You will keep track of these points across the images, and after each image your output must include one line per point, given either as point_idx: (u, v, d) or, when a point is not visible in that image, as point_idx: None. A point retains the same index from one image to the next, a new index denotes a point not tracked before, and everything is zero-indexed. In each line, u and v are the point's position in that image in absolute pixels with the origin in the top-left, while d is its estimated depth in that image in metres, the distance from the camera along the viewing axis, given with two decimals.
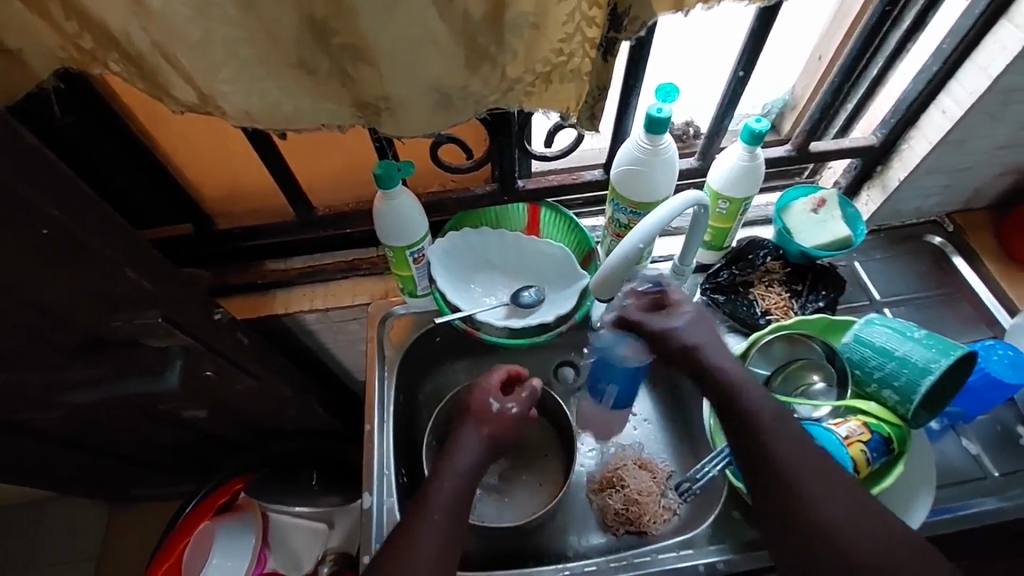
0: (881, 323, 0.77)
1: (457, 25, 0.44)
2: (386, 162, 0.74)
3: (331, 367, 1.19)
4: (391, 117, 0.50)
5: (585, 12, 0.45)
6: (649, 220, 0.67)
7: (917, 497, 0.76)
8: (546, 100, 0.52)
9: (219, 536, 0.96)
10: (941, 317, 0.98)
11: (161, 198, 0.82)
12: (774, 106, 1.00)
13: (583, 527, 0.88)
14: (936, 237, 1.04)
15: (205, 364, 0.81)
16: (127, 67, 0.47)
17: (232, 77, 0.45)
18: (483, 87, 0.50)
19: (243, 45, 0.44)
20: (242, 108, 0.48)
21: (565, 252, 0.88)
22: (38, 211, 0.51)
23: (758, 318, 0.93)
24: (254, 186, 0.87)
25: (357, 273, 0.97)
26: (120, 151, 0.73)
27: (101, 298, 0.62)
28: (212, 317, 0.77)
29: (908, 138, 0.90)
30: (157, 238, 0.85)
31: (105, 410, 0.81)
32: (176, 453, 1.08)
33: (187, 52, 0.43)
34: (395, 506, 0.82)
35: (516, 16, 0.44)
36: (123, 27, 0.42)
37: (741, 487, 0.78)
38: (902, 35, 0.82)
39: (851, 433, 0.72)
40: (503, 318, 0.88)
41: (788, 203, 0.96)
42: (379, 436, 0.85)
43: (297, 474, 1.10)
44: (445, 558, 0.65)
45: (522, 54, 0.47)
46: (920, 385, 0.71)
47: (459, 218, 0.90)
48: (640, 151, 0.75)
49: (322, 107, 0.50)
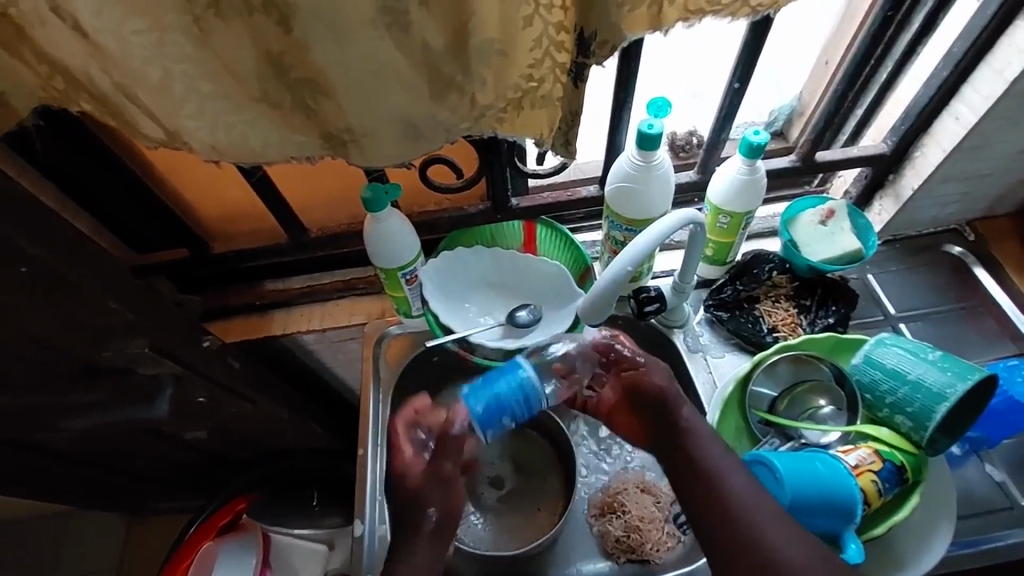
0: (894, 344, 0.73)
1: (417, 55, 0.43)
2: (374, 186, 0.73)
3: (332, 387, 1.18)
4: (357, 147, 0.49)
5: (553, 36, 0.44)
6: (645, 236, 0.64)
7: (938, 530, 0.71)
8: (520, 128, 0.50)
9: (220, 558, 0.94)
10: (962, 333, 0.94)
11: (156, 225, 0.82)
12: (782, 112, 0.95)
13: (585, 554, 0.85)
14: (955, 246, 0.99)
15: (197, 390, 0.81)
16: (98, 107, 0.46)
17: (196, 114, 0.46)
18: (451, 116, 0.48)
19: (202, 81, 0.44)
20: (208, 143, 0.48)
21: (561, 270, 0.85)
22: (19, 250, 0.52)
23: (764, 335, 0.90)
24: (246, 210, 0.86)
25: (353, 292, 0.96)
26: (111, 183, 0.73)
27: (89, 331, 0.62)
28: (200, 344, 0.78)
29: (921, 145, 0.85)
30: (154, 264, 0.85)
31: (105, 440, 0.81)
32: (182, 476, 1.08)
33: (148, 91, 0.43)
34: (388, 533, 0.80)
35: (481, 42, 0.43)
36: (83, 68, 0.42)
37: None
38: (911, 38, 0.77)
39: (861, 461, 0.68)
40: (499, 339, 0.84)
41: (795, 215, 0.92)
42: (372, 461, 0.84)
43: (301, 494, 1.10)
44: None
45: (491, 82, 0.46)
46: (934, 412, 0.67)
47: (451, 238, 0.89)
48: (632, 167, 0.73)
49: (290, 140, 0.50)
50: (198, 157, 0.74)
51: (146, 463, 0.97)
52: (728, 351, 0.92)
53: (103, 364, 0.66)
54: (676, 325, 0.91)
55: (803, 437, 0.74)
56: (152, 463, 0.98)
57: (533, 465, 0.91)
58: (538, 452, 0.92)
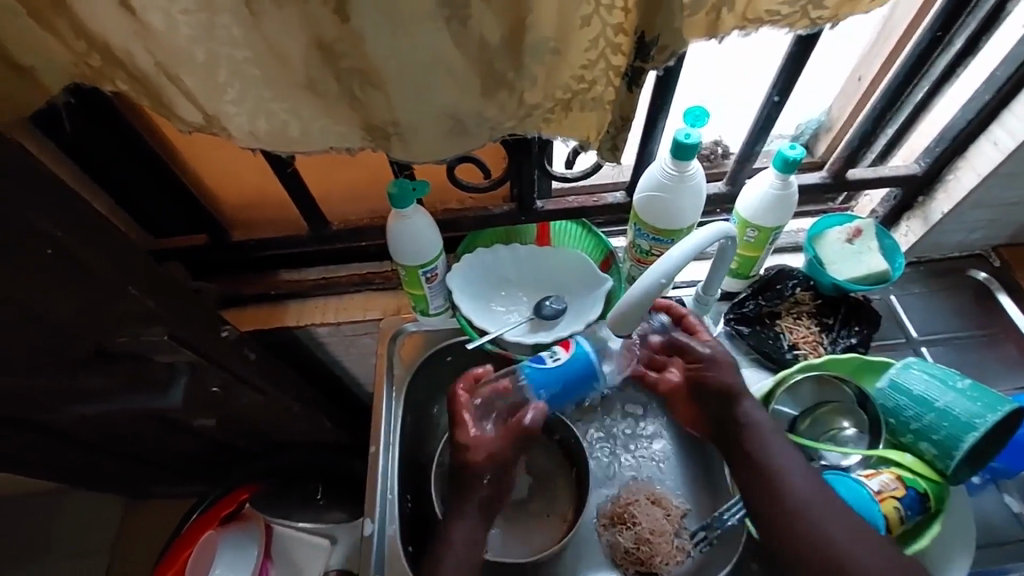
0: (918, 368, 0.72)
1: (473, 51, 0.44)
2: (400, 182, 0.72)
3: (341, 380, 1.17)
4: (400, 141, 0.50)
5: (610, 38, 0.44)
6: (678, 250, 0.62)
7: (955, 560, 0.70)
8: (566, 128, 0.51)
9: (222, 546, 0.94)
10: (983, 359, 0.93)
11: (174, 209, 0.81)
12: (808, 126, 0.93)
13: (593, 564, 0.84)
14: (980, 272, 0.98)
15: (211, 379, 0.80)
16: (134, 86, 0.46)
17: (238, 99, 0.46)
18: (500, 113, 0.49)
19: (249, 65, 0.44)
20: (247, 129, 0.48)
21: (583, 257, 0.87)
22: (42, 230, 0.51)
23: (785, 352, 0.89)
24: (268, 200, 0.85)
25: (369, 287, 0.94)
26: (136, 166, 0.72)
27: (108, 316, 0.61)
28: (218, 334, 0.78)
29: (955, 168, 0.84)
30: (167, 249, 0.84)
31: (114, 425, 0.80)
32: (185, 463, 1.06)
33: (192, 72, 0.43)
34: (398, 534, 0.79)
35: (536, 40, 0.43)
36: (125, 45, 0.42)
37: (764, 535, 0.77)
38: (952, 58, 0.77)
39: (884, 487, 0.67)
40: (527, 334, 0.84)
41: (822, 231, 0.91)
42: (384, 458, 0.83)
43: (304, 488, 1.07)
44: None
45: (541, 81, 0.47)
46: (963, 441, 0.66)
47: (472, 237, 0.89)
48: (665, 176, 0.72)
49: (331, 130, 0.50)
50: (237, 147, 0.74)
51: (151, 449, 0.96)
52: (747, 367, 0.90)
53: (117, 350, 0.65)
54: None
55: (823, 459, 0.73)
56: (157, 450, 0.97)
57: (543, 469, 0.91)
58: (548, 458, 0.92)
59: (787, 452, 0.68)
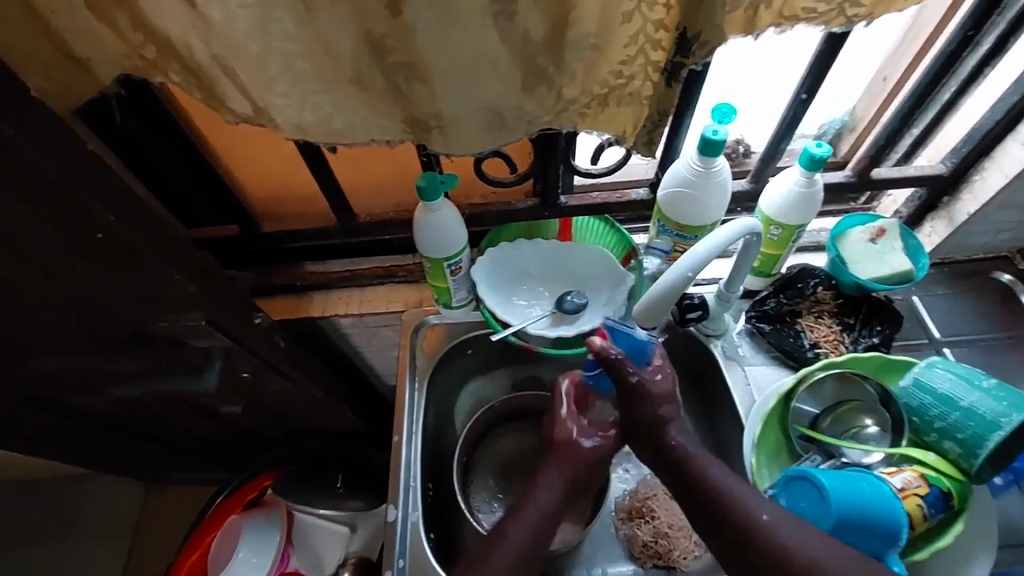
0: (943, 368, 0.73)
1: (516, 46, 0.45)
2: (429, 174, 0.73)
3: (361, 372, 1.18)
4: (441, 134, 0.51)
5: (651, 34, 0.45)
6: (704, 244, 0.63)
7: (976, 559, 0.70)
8: (601, 123, 0.53)
9: (246, 532, 0.95)
10: (1007, 362, 0.92)
11: (208, 200, 0.82)
12: (832, 126, 0.93)
13: (610, 557, 0.85)
14: (1005, 274, 0.97)
15: (242, 365, 0.82)
16: (187, 76, 0.48)
17: (287, 91, 0.47)
18: (538, 108, 0.50)
19: (299, 59, 0.45)
20: (294, 121, 0.49)
21: (603, 252, 0.88)
22: (96, 215, 0.53)
23: (806, 350, 0.89)
24: (298, 192, 0.87)
25: (392, 279, 0.96)
26: (175, 157, 0.74)
27: (151, 301, 0.63)
28: (251, 321, 0.80)
29: (981, 169, 0.84)
30: (203, 238, 0.86)
31: (148, 409, 0.82)
32: (210, 448, 1.09)
33: (245, 64, 0.45)
34: (420, 520, 0.80)
35: (578, 36, 0.44)
36: (184, 38, 0.44)
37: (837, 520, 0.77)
38: (979, 60, 0.76)
39: (907, 485, 0.67)
40: (549, 328, 0.85)
41: (845, 231, 0.91)
42: (407, 446, 0.84)
43: (325, 475, 1.10)
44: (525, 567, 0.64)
45: (580, 76, 0.48)
46: (987, 440, 0.66)
47: (495, 232, 0.89)
48: (691, 173, 0.73)
49: (373, 122, 0.52)
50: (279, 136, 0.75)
51: (180, 433, 0.98)
52: (768, 364, 0.90)
53: (157, 333, 0.67)
54: (715, 334, 0.89)
55: (845, 456, 0.74)
56: (186, 434, 0.99)
57: None
58: None
59: (736, 481, 0.65)
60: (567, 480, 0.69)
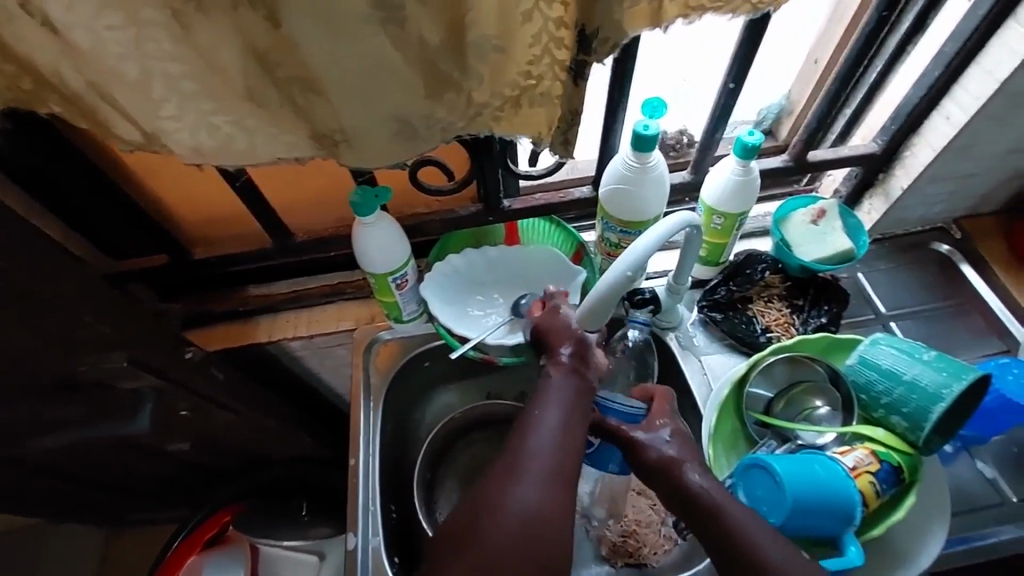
0: (887, 344, 0.74)
1: (413, 52, 0.43)
2: (362, 189, 0.71)
3: (321, 394, 1.15)
4: (349, 148, 0.49)
5: (553, 32, 0.44)
6: (642, 242, 0.62)
7: (931, 531, 0.72)
8: (517, 125, 0.51)
9: (207, 573, 0.92)
10: (951, 330, 0.95)
11: (130, 230, 0.78)
12: (770, 111, 0.94)
13: (583, 561, 0.84)
14: (942, 244, 1.00)
15: (180, 403, 0.79)
16: (67, 106, 0.45)
17: (176, 114, 0.44)
18: (448, 114, 0.49)
19: (185, 79, 0.43)
20: (189, 146, 0.47)
21: (554, 253, 0.86)
22: None
23: (759, 335, 0.90)
24: (227, 215, 0.83)
25: (341, 297, 0.93)
26: (85, 188, 0.70)
27: (60, 348, 0.59)
28: (183, 356, 0.78)
29: (911, 145, 0.86)
30: (131, 271, 0.81)
31: (80, 459, 0.78)
32: (163, 488, 1.04)
33: (125, 89, 0.42)
34: (382, 545, 0.78)
35: (479, 38, 0.43)
36: (54, 66, 0.41)
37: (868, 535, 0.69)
38: (902, 37, 0.78)
39: (858, 463, 0.68)
40: (508, 335, 0.83)
41: (787, 214, 0.92)
42: (364, 471, 0.81)
43: (286, 504, 1.06)
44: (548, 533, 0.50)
45: (487, 79, 0.46)
46: (930, 412, 0.67)
47: (442, 243, 0.87)
48: (627, 168, 0.72)
49: (278, 140, 0.49)
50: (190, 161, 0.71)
51: (124, 478, 0.93)
52: (722, 351, 0.91)
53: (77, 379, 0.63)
54: (669, 326, 0.89)
55: (799, 439, 0.74)
56: (131, 478, 0.94)
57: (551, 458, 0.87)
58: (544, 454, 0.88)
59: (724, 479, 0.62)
60: (562, 432, 0.55)
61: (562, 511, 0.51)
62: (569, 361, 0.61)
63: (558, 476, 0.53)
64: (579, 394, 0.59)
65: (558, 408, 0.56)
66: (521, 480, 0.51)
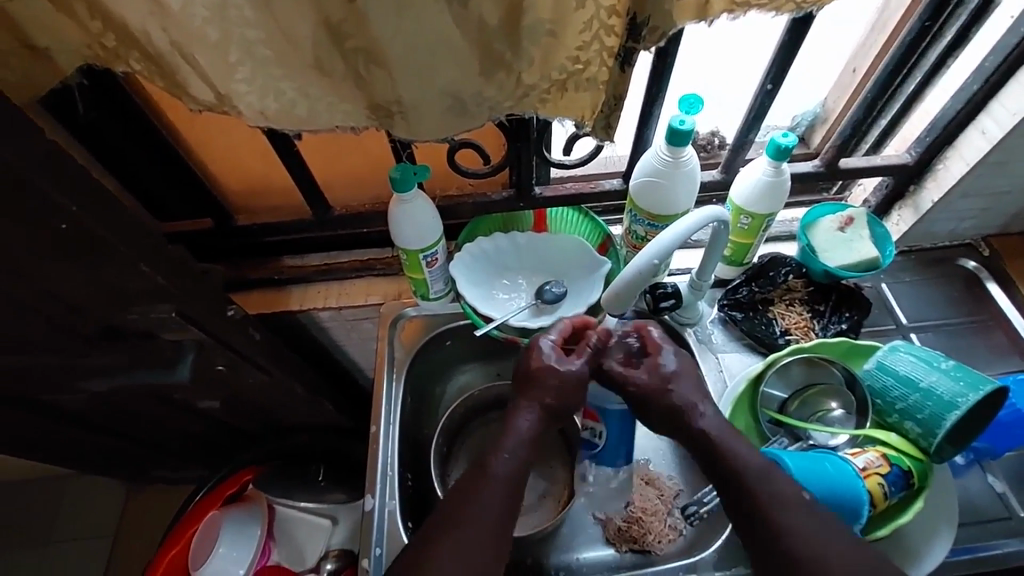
0: (905, 351, 0.74)
1: (471, 30, 0.46)
2: (403, 166, 0.74)
3: (342, 365, 1.19)
4: (403, 119, 0.52)
5: (604, 20, 0.46)
6: (670, 232, 0.64)
7: (937, 536, 0.73)
8: (562, 108, 0.54)
9: (226, 527, 0.95)
10: (972, 346, 0.95)
11: (180, 194, 0.82)
12: (804, 118, 0.95)
13: (587, 543, 0.86)
14: (970, 261, 1.00)
15: (216, 358, 0.82)
16: (147, 66, 0.48)
17: (248, 78, 0.48)
18: (497, 93, 0.51)
19: (260, 45, 0.46)
20: (257, 108, 0.50)
21: (581, 243, 0.88)
22: (59, 208, 0.53)
23: (777, 337, 0.91)
24: (271, 185, 0.87)
25: (371, 273, 0.96)
26: (144, 148, 0.74)
27: (115, 293, 0.63)
28: (224, 314, 0.80)
29: (944, 158, 0.86)
30: (176, 232, 0.85)
31: (120, 403, 0.82)
32: (189, 444, 1.08)
33: (205, 50, 0.45)
34: (397, 509, 0.81)
35: (534, 22, 0.45)
36: (144, 26, 0.44)
37: (875, 535, 0.70)
38: (942, 50, 0.78)
39: (869, 464, 0.69)
40: (531, 318, 0.85)
41: (814, 220, 0.92)
42: (385, 438, 0.85)
43: (306, 469, 1.08)
44: (501, 527, 0.61)
45: (538, 61, 0.49)
46: (944, 420, 0.68)
47: (473, 225, 0.91)
48: (660, 163, 0.74)
49: (337, 108, 0.53)
50: (245, 126, 0.74)
51: (155, 430, 0.97)
52: (740, 350, 0.93)
53: (127, 326, 0.67)
54: (688, 322, 0.91)
55: (811, 439, 0.76)
56: (162, 431, 0.98)
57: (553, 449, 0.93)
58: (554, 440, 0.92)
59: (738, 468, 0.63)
60: (523, 446, 0.66)
61: (511, 508, 0.63)
62: (527, 427, 0.67)
63: (508, 508, 0.62)
64: (529, 459, 0.65)
65: (529, 417, 0.67)
66: (481, 484, 0.63)
